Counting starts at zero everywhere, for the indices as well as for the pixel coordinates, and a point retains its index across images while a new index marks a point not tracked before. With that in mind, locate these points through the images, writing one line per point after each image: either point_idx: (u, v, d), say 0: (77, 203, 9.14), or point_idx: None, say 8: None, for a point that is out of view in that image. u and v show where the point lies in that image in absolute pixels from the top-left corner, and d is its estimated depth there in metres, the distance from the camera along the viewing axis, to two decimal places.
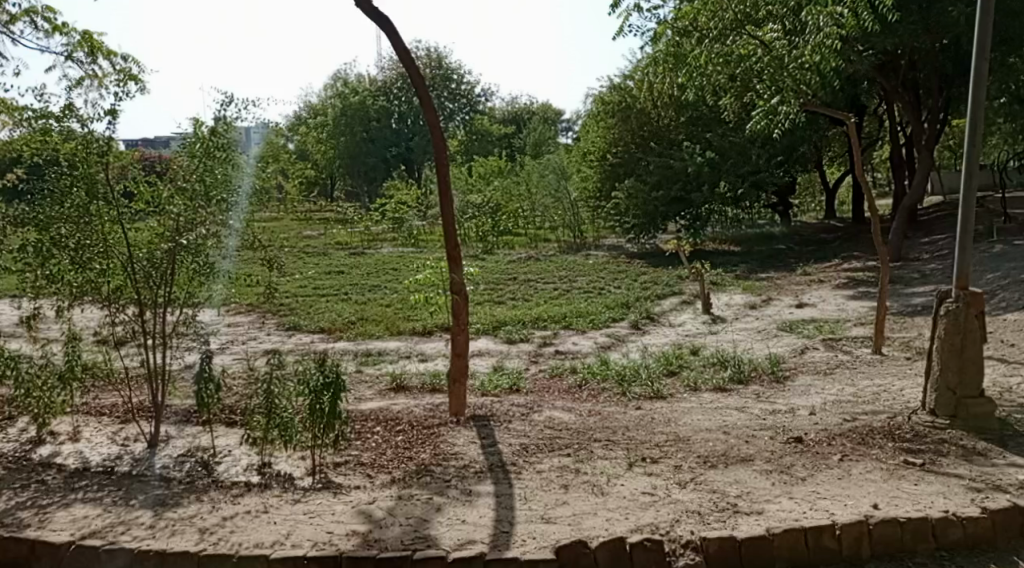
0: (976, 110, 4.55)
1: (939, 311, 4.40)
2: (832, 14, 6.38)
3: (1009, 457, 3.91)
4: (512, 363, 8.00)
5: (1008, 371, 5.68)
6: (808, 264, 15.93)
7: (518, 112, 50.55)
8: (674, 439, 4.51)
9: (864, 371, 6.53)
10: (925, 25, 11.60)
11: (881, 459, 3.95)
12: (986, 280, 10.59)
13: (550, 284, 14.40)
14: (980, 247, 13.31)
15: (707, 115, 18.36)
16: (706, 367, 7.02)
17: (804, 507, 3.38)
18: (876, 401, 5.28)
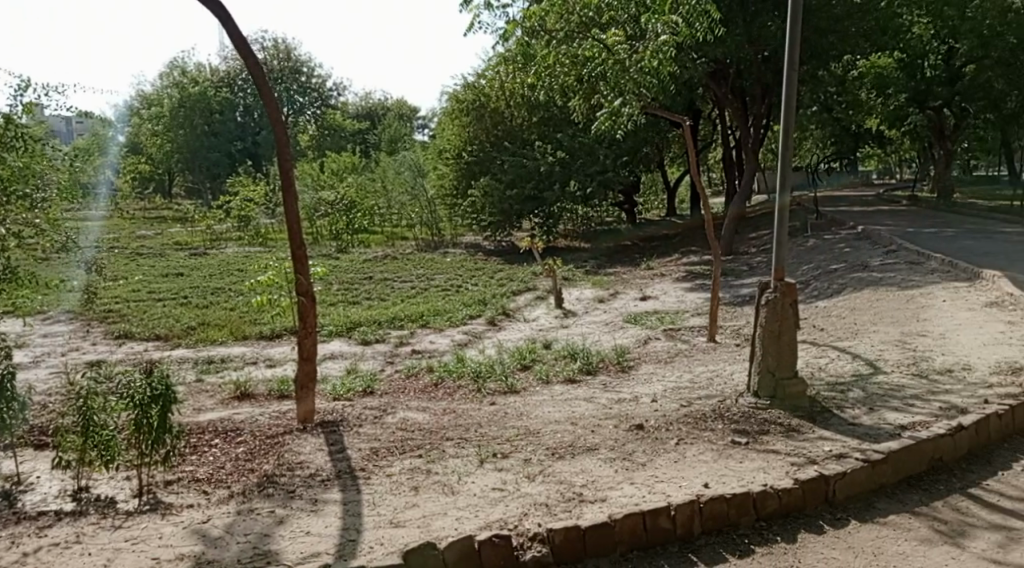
0: (789, 116, 4.95)
1: (760, 300, 4.77)
2: (669, 22, 6.69)
3: (819, 431, 4.28)
4: (366, 364, 7.91)
5: (821, 353, 6.26)
6: (652, 258, 16.75)
7: (372, 107, 49.95)
8: (525, 432, 4.61)
9: (701, 358, 6.98)
10: (748, 37, 12.50)
11: (712, 440, 4.23)
12: (806, 271, 11.57)
13: (406, 282, 14.34)
14: (802, 241, 14.53)
15: (557, 117, 18.98)
16: (558, 360, 7.25)
17: (643, 491, 3.57)
18: (710, 386, 5.65)
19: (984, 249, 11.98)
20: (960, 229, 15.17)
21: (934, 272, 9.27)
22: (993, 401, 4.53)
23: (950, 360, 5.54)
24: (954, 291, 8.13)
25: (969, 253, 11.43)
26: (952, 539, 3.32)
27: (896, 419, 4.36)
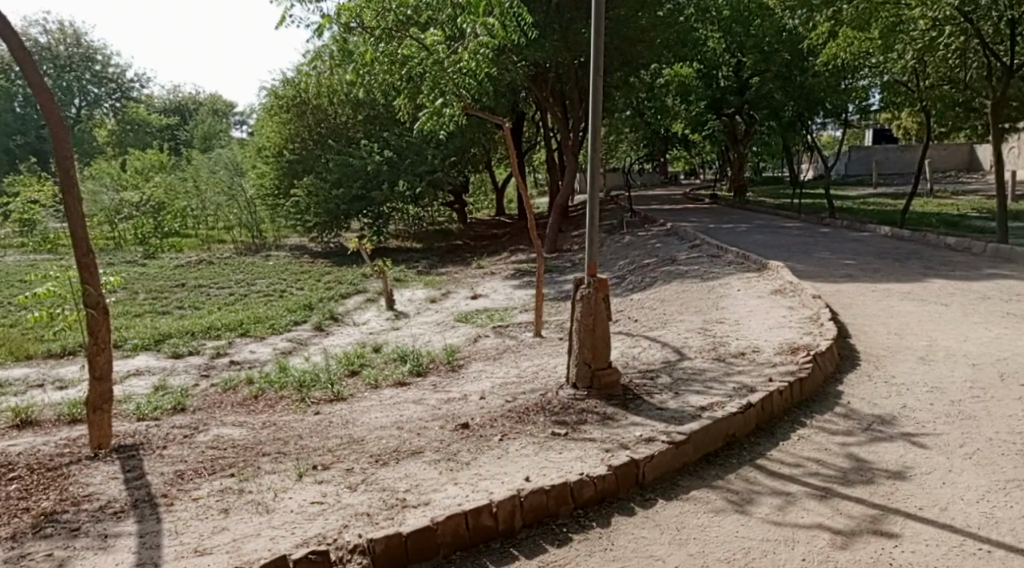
0: (596, 119, 4.96)
1: (576, 295, 4.91)
2: (484, 25, 6.73)
3: (631, 418, 4.47)
4: (177, 380, 7.35)
5: (634, 343, 6.59)
6: (482, 257, 16.95)
7: (182, 102, 46.93)
8: (347, 441, 4.47)
9: (527, 353, 7.11)
10: (565, 42, 12.96)
11: (534, 434, 4.28)
12: (624, 266, 12.18)
13: (224, 289, 13.56)
14: (620, 237, 15.30)
15: (383, 115, 18.79)
16: (387, 363, 7.11)
17: (467, 491, 3.55)
18: (535, 380, 5.76)
19: (774, 242, 13.20)
20: (754, 224, 16.63)
21: (732, 264, 10.08)
22: (777, 379, 4.97)
23: (743, 343, 6.03)
24: (747, 280, 8.88)
25: (761, 246, 12.54)
26: (742, 507, 3.59)
27: (696, 401, 4.65)
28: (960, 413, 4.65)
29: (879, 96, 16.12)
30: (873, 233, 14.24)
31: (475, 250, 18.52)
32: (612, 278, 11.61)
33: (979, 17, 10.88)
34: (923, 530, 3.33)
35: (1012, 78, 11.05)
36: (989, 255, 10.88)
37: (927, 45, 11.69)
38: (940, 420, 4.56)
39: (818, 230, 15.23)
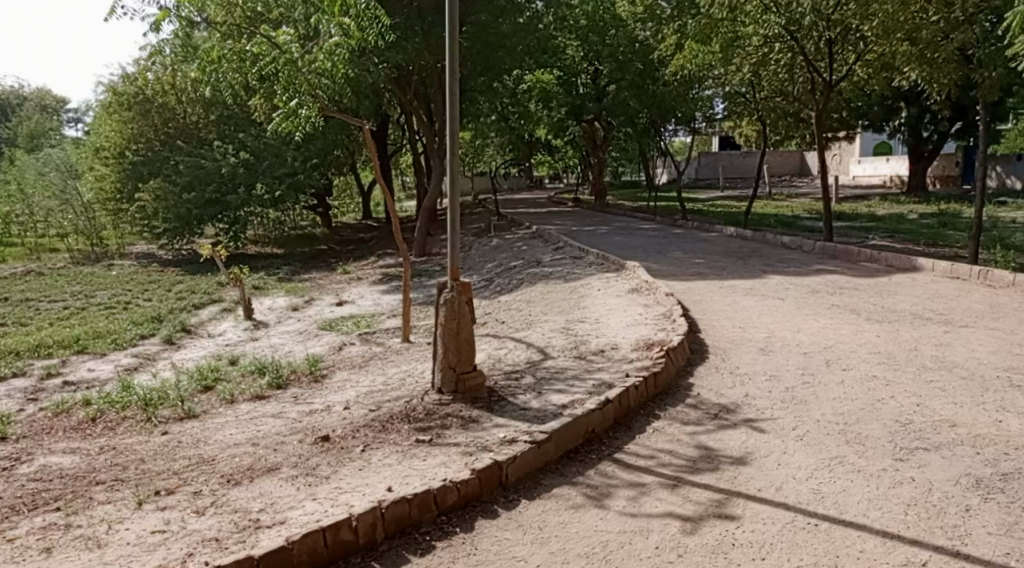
0: (453, 122, 4.80)
1: (439, 300, 4.89)
2: (339, 24, 6.55)
3: (496, 420, 4.49)
4: (2, 406, 6.70)
5: (499, 345, 6.65)
6: (346, 263, 16.60)
7: (5, 97, 43.13)
8: (196, 462, 4.23)
9: (394, 360, 7.02)
10: (426, 43, 12.98)
11: (398, 442, 4.22)
12: (490, 269, 12.29)
13: (58, 302, 12.55)
14: (486, 241, 15.43)
15: (238, 116, 18.34)
16: (245, 377, 6.80)
17: (326, 506, 3.45)
18: (401, 387, 5.69)
19: (631, 243, 13.75)
20: (612, 226, 17.25)
21: (592, 265, 10.41)
22: (633, 374, 5.16)
23: (603, 341, 6.22)
24: (606, 280, 9.18)
25: (620, 247, 13.02)
26: (599, 502, 3.70)
27: (557, 400, 4.75)
28: (794, 398, 5.02)
29: (723, 106, 17.11)
30: (719, 233, 15.14)
31: (339, 256, 18.13)
32: (480, 281, 11.68)
33: (802, 36, 11.94)
34: (761, 510, 3.56)
35: (832, 93, 12.23)
36: (819, 252, 11.83)
37: (760, 59, 12.65)
38: (777, 406, 4.90)
39: (671, 231, 16.00)
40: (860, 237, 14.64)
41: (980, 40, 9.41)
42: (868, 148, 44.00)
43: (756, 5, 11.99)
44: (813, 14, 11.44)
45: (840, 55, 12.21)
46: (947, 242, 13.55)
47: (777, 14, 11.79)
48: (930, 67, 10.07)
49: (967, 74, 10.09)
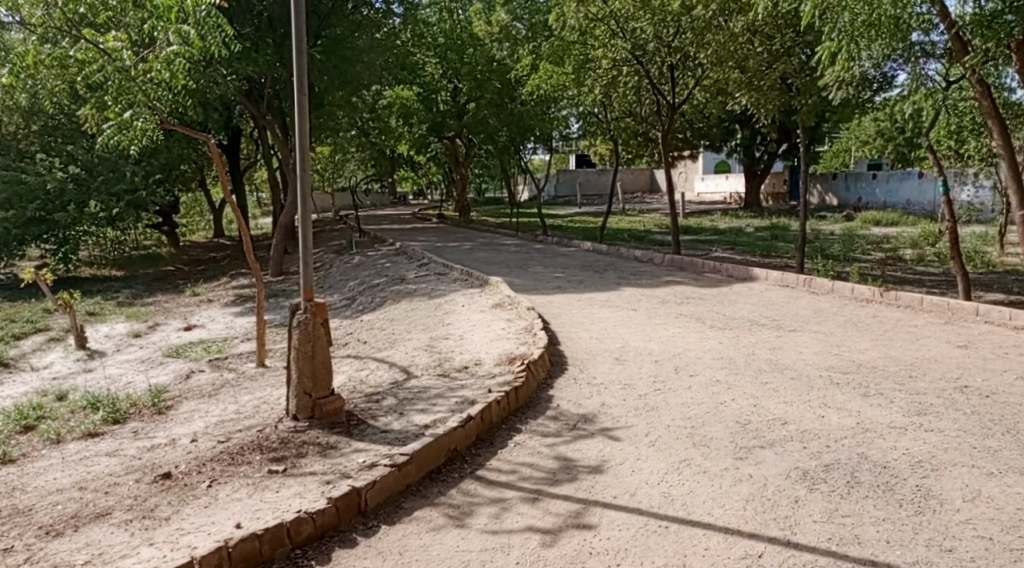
0: (303, 137, 4.68)
1: (292, 322, 4.72)
2: (178, 32, 6.18)
3: (354, 445, 4.38)
4: None
5: (359, 366, 6.51)
6: (195, 284, 15.76)
7: None
8: (13, 514, 3.85)
9: (248, 386, 6.72)
10: (279, 56, 12.66)
11: (248, 475, 4.02)
12: (351, 288, 12.05)
13: None
14: (346, 259, 15.13)
15: (64, 125, 16.76)
16: (76, 413, 6.27)
17: (165, 550, 3.23)
18: (254, 415, 5.44)
19: (493, 258, 13.91)
20: (474, 242, 17.39)
21: (455, 281, 10.44)
22: (495, 390, 5.20)
23: (466, 358, 6.23)
24: (468, 296, 9.22)
25: (482, 263, 13.13)
26: (461, 521, 3.69)
27: (419, 420, 4.71)
28: (646, 405, 5.23)
29: (578, 125, 17.56)
30: (577, 247, 15.59)
31: (188, 277, 17.20)
32: (341, 300, 11.42)
33: (647, 61, 12.53)
34: (617, 517, 3.67)
35: (675, 115, 12.97)
36: (669, 264, 12.44)
37: (610, 81, 13.03)
38: (631, 413, 5.08)
39: (532, 246, 16.34)
40: (704, 249, 15.54)
41: (798, 71, 10.33)
42: (710, 167, 46.95)
43: (605, 29, 12.44)
44: (655, 41, 12.17)
45: (681, 80, 12.90)
46: (778, 253, 14.67)
47: (624, 39, 12.31)
48: (758, 93, 10.84)
49: (789, 102, 10.85)
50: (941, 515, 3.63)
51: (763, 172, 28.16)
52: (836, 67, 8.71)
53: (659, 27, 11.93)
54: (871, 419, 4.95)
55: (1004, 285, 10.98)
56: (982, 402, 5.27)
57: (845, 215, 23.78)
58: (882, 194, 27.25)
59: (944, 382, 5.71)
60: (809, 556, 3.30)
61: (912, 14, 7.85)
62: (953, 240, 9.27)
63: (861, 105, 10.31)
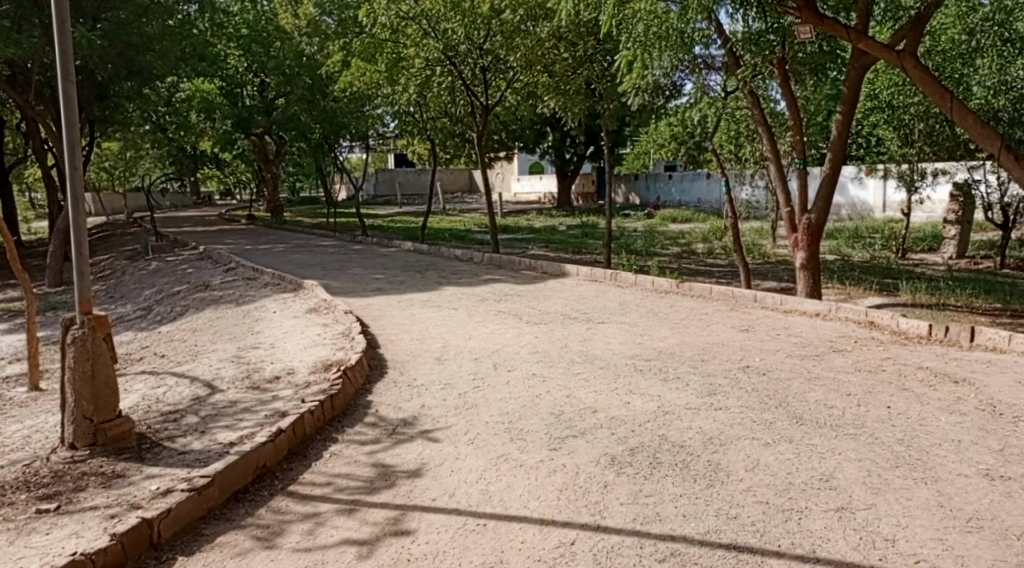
0: (70, 132, 4.23)
1: (65, 340, 4.28)
2: None
3: (145, 471, 4.04)
4: None
5: (157, 384, 6.01)
6: None
7: None
8: None
9: (16, 414, 6.00)
10: (50, 42, 11.43)
11: (11, 518, 3.58)
12: (145, 298, 11.16)
13: None
14: (139, 266, 14.00)
15: None
16: None
17: None
18: (22, 448, 4.87)
19: (306, 261, 13.43)
20: (288, 244, 16.69)
21: (266, 286, 9.95)
22: (307, 399, 5.00)
23: (276, 367, 5.95)
24: (280, 302, 8.81)
25: (294, 266, 12.66)
26: (269, 542, 3.50)
27: (222, 438, 4.43)
28: (465, 404, 5.25)
29: (393, 124, 17.41)
30: (396, 248, 15.42)
31: None
32: (135, 311, 10.55)
33: (459, 62, 12.61)
34: (434, 520, 3.65)
35: (488, 116, 13.20)
36: (486, 262, 12.62)
37: (423, 81, 13.02)
38: (450, 413, 5.08)
39: (350, 247, 15.96)
40: (521, 247, 15.94)
41: (600, 77, 10.86)
42: (524, 167, 48.38)
43: (417, 29, 12.39)
44: (467, 43, 12.28)
45: (494, 83, 13.09)
46: (588, 250, 15.35)
47: (437, 40, 12.29)
48: (565, 97, 11.34)
49: (594, 106, 11.41)
50: (728, 486, 3.95)
51: (573, 173, 29.44)
52: (632, 75, 9.24)
53: (470, 29, 12.06)
54: (670, 401, 5.29)
55: (779, 274, 12.17)
56: (760, 379, 5.81)
57: (646, 213, 25.36)
58: (677, 193, 29.43)
59: (730, 363, 6.23)
60: (616, 537, 3.45)
61: (695, 30, 8.43)
62: (735, 234, 10.10)
63: (656, 111, 11.08)
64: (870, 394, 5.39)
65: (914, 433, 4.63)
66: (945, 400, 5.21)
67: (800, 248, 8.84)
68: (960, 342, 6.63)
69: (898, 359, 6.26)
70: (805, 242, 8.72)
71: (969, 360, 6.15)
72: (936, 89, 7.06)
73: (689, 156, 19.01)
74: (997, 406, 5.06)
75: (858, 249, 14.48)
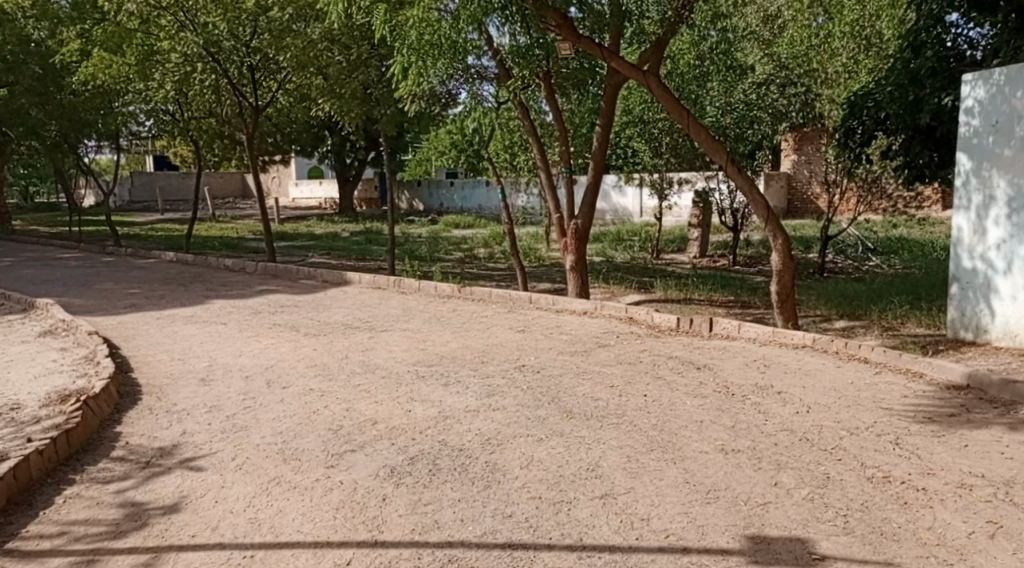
0: None
1: None
2: None
3: None
4: None
5: None
6: None
7: None
8: None
9: None
10: None
11: None
12: None
13: None
14: None
15: None
16: None
17: None
18: None
19: (44, 276, 11.98)
20: (21, 257, 14.78)
21: None
22: (36, 438, 4.45)
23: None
24: (5, 326, 7.75)
25: (26, 283, 11.24)
26: None
27: None
28: (233, 427, 4.96)
29: (149, 123, 16.08)
30: (156, 259, 14.23)
31: None
32: None
33: (224, 60, 11.83)
34: (195, 558, 3.40)
35: (259, 117, 12.59)
36: (260, 272, 12.05)
37: (182, 78, 12.14)
38: (214, 438, 4.78)
39: (97, 259, 14.44)
40: (300, 255, 15.42)
41: (376, 82, 10.83)
42: (302, 171, 47.03)
43: (171, 19, 11.60)
44: (232, 40, 11.52)
45: (264, 83, 12.59)
46: (371, 256, 15.19)
47: (195, 33, 11.45)
48: (340, 100, 11.11)
49: (370, 111, 11.33)
50: (504, 485, 4.07)
51: (355, 178, 29.05)
52: (407, 82, 9.23)
53: (234, 25, 11.45)
54: (450, 406, 5.36)
55: (552, 276, 12.78)
56: (535, 377, 6.07)
57: (429, 219, 25.65)
58: (459, 200, 30.12)
59: (508, 364, 6.45)
60: (395, 551, 3.42)
61: (467, 40, 8.63)
62: (512, 237, 10.46)
63: (433, 119, 11.19)
64: (629, 385, 5.82)
65: (666, 418, 5.07)
66: (689, 385, 5.76)
67: (570, 251, 9.36)
68: (701, 332, 7.36)
69: (653, 350, 6.82)
70: (574, 245, 9.25)
71: (709, 347, 6.86)
72: (677, 106, 7.78)
73: (468, 163, 19.46)
74: (730, 388, 5.67)
75: (619, 250, 15.63)
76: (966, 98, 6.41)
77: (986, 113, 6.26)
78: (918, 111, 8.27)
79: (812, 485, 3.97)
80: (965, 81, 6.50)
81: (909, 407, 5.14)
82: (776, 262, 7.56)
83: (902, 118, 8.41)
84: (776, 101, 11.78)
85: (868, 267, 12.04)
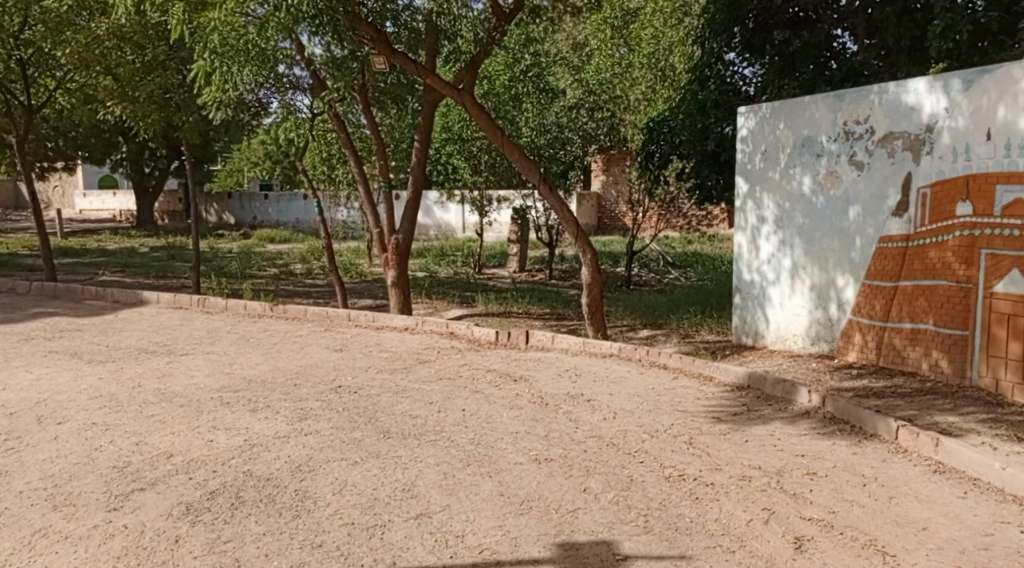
0: None
1: None
2: None
3: None
4: None
5: None
6: None
7: None
8: None
9: None
10: None
11: None
12: None
13: None
14: None
15: None
16: None
17: None
18: None
19: None
20: None
21: None
22: None
23: None
24: None
25: None
26: None
27: None
28: None
29: None
30: None
31: None
32: None
33: None
34: None
35: (32, 117, 11.40)
36: (37, 292, 10.86)
37: None
38: None
39: None
40: (89, 273, 14.09)
41: (177, 87, 10.27)
42: (93, 180, 43.39)
43: None
44: None
45: (39, 80, 11.47)
46: (173, 274, 14.17)
47: None
48: (134, 104, 10.32)
49: (170, 117, 10.63)
50: (314, 513, 3.91)
51: (155, 190, 27.24)
52: (211, 87, 8.73)
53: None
54: (258, 433, 5.08)
55: (373, 292, 12.57)
56: (352, 398, 5.90)
57: (240, 233, 24.46)
58: (273, 213, 28.86)
59: (323, 385, 6.23)
60: None
61: (276, 48, 8.29)
62: (331, 253, 10.14)
63: (243, 126, 10.62)
64: (448, 401, 5.81)
65: (481, 431, 5.11)
66: (505, 398, 5.85)
67: (391, 267, 9.22)
68: (518, 345, 7.50)
69: (471, 364, 6.86)
70: (395, 261, 9.13)
71: (526, 359, 7.00)
72: (491, 124, 7.94)
73: (283, 175, 18.78)
74: (543, 398, 5.82)
75: (442, 266, 15.66)
76: (741, 128, 7.12)
77: (757, 141, 6.96)
78: (707, 137, 8.96)
79: (617, 489, 4.15)
80: (740, 113, 7.21)
81: (703, 408, 5.52)
82: (585, 275, 7.88)
83: (693, 143, 9.06)
84: (586, 124, 12.24)
85: (670, 279, 12.88)
